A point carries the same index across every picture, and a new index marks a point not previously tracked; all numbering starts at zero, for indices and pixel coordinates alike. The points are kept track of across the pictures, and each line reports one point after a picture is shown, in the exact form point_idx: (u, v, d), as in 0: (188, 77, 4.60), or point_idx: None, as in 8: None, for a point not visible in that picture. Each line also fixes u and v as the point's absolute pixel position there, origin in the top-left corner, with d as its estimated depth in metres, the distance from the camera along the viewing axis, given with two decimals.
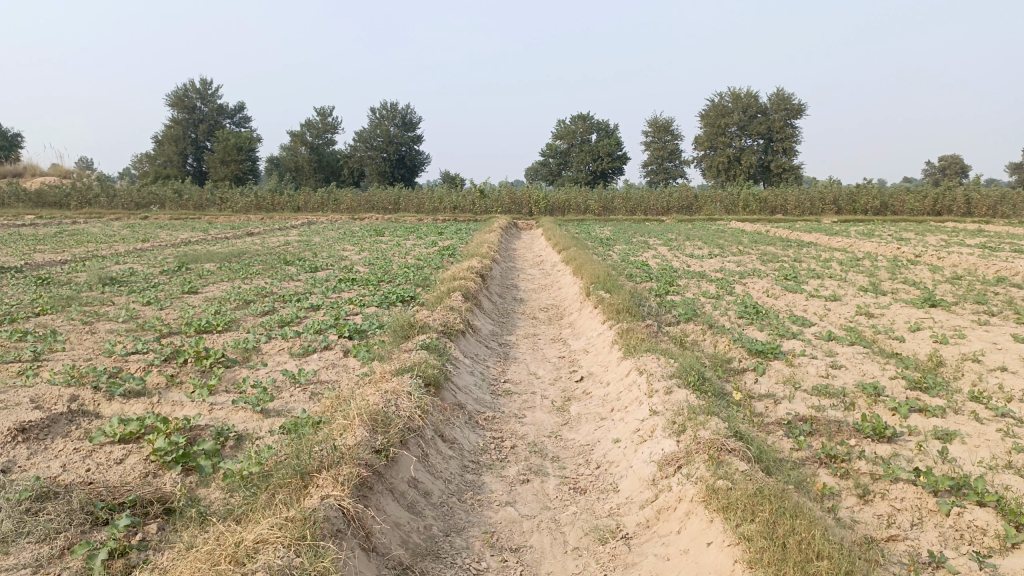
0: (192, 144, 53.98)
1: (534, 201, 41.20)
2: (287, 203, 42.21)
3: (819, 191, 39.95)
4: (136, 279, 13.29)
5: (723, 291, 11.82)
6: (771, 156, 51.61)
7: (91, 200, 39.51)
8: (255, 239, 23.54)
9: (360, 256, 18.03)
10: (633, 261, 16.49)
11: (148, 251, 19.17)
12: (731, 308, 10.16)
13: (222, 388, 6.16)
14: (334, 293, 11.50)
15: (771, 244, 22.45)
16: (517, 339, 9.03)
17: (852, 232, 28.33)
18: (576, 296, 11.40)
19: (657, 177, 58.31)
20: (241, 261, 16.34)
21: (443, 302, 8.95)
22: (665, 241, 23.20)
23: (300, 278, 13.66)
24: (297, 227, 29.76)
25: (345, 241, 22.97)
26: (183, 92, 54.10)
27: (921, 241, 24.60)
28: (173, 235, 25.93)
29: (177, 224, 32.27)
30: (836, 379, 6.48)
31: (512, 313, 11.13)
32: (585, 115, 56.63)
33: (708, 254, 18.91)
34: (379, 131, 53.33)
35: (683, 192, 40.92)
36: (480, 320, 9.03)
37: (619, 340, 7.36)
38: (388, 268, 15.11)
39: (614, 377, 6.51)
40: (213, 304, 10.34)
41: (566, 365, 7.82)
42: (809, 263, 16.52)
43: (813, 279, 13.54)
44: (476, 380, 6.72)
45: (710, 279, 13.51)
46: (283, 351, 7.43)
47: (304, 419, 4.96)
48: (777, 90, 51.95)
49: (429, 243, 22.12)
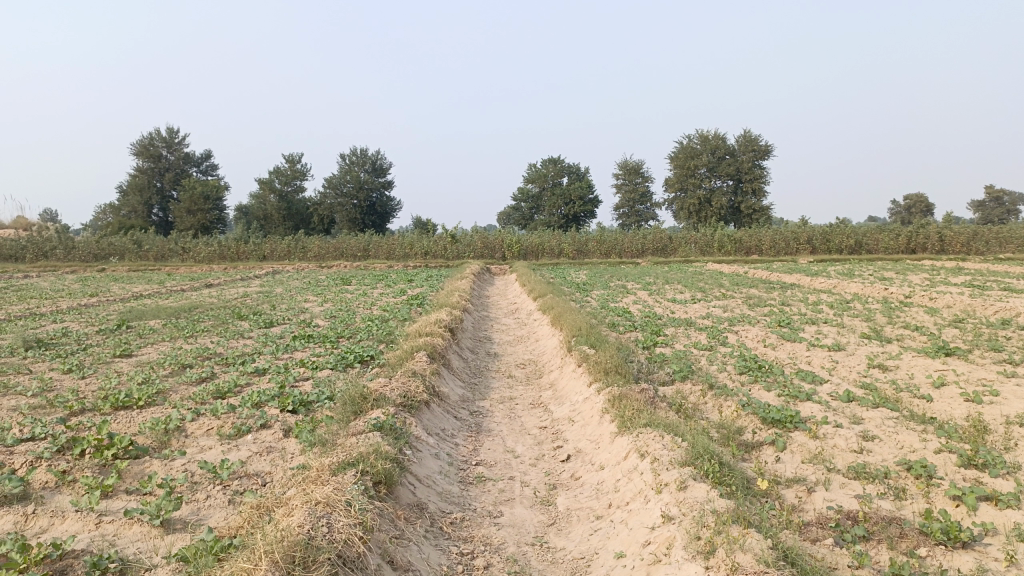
0: (157, 193, 52.51)
1: (506, 245, 40.29)
2: (252, 252, 40.86)
3: (793, 230, 39.54)
4: (66, 341, 11.93)
5: (715, 341, 10.78)
6: (741, 197, 51.51)
7: (47, 252, 37.81)
8: (211, 292, 22.14)
9: (322, 308, 16.78)
10: (614, 308, 15.44)
11: (92, 308, 17.71)
12: (729, 362, 9.12)
13: (122, 489, 4.93)
14: (286, 352, 10.28)
15: (754, 286, 21.63)
16: (490, 406, 7.84)
17: (831, 272, 27.69)
18: (556, 350, 10.29)
19: (629, 220, 57.92)
20: (190, 317, 15.00)
21: (405, 365, 7.78)
22: (643, 285, 22.27)
23: (251, 335, 12.37)
24: (259, 278, 28.40)
25: (308, 291, 21.69)
26: (148, 140, 52.77)
27: (903, 280, 23.95)
28: (126, 288, 24.46)
29: (135, 276, 30.69)
30: (873, 457, 5.42)
31: (485, 371, 9.97)
32: (556, 159, 56.28)
33: (691, 298, 17.94)
34: (349, 177, 52.48)
35: (657, 233, 40.31)
36: (448, 385, 7.86)
37: (612, 410, 6.24)
38: (350, 321, 13.90)
39: (609, 459, 5.37)
40: (143, 370, 9.05)
41: (549, 438, 6.65)
42: (798, 306, 15.61)
43: (809, 324, 12.59)
44: (442, 467, 5.53)
45: (699, 326, 12.49)
46: (210, 434, 6.20)
47: (211, 539, 3.75)
48: (745, 132, 52.14)
49: (397, 292, 20.93)
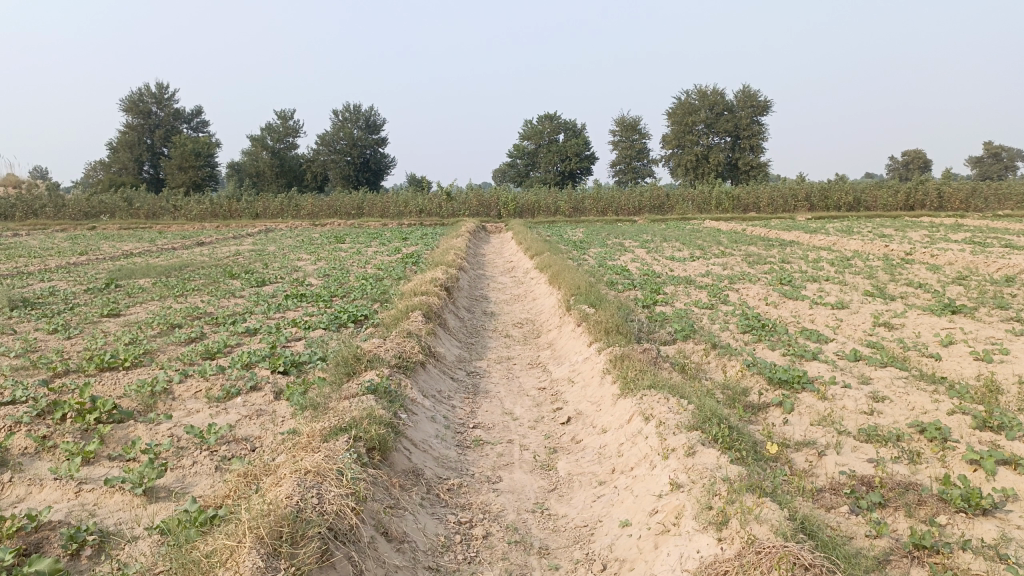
0: (148, 150, 51.73)
1: (502, 202, 39.89)
2: (245, 210, 40.36)
3: (791, 187, 39.15)
4: (53, 300, 11.67)
5: (716, 299, 10.57)
6: (738, 153, 50.94)
7: (37, 210, 37.32)
8: (203, 250, 21.82)
9: (315, 267, 16.50)
10: (612, 266, 15.20)
11: (82, 266, 17.40)
12: (731, 320, 8.93)
13: (105, 455, 4.73)
14: (278, 312, 10.04)
15: (752, 243, 21.38)
16: (487, 366, 7.64)
17: (830, 229, 27.44)
18: (554, 309, 10.07)
19: (625, 177, 57.33)
20: (180, 275, 14.71)
21: (399, 325, 7.55)
22: (640, 243, 22.01)
23: (243, 294, 12.12)
24: (252, 236, 28.05)
25: (301, 250, 21.38)
26: (137, 96, 51.81)
27: (903, 237, 23.73)
28: (116, 247, 24.11)
29: (127, 234, 30.29)
30: (884, 418, 5.24)
31: (482, 330, 9.77)
32: (552, 115, 55.45)
33: (690, 256, 17.70)
34: (342, 134, 51.72)
35: (654, 191, 39.90)
36: (444, 345, 7.64)
37: (614, 371, 6.04)
38: (344, 280, 13.65)
39: (612, 423, 5.18)
40: (131, 330, 8.82)
41: (548, 400, 6.46)
42: (798, 264, 15.39)
43: (811, 282, 12.37)
44: (438, 430, 5.33)
45: (700, 285, 12.29)
46: (199, 397, 5.99)
47: (194, 510, 3.55)
48: (744, 87, 51.32)
49: (391, 250, 20.64)
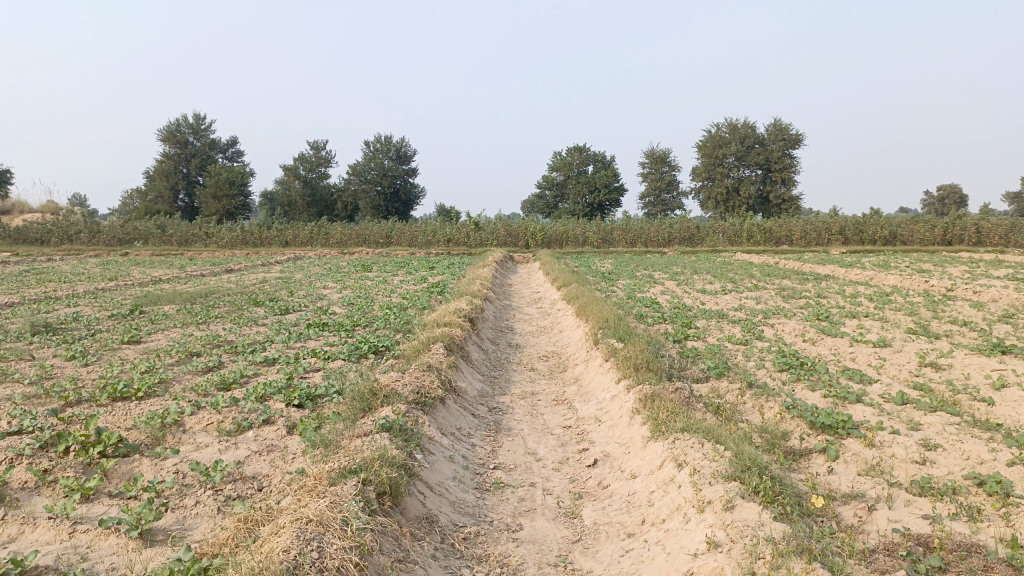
0: (184, 178, 52.61)
1: (530, 233, 39.74)
2: (275, 238, 40.67)
3: (825, 221, 38.52)
4: (77, 326, 11.61)
5: (750, 334, 10.16)
6: (769, 186, 50.42)
7: (73, 236, 37.94)
8: (230, 277, 21.85)
9: (340, 295, 16.37)
10: (641, 298, 14.85)
11: (110, 292, 17.45)
12: (766, 358, 8.53)
13: (105, 492, 4.50)
14: (299, 341, 9.84)
15: (786, 277, 20.87)
16: (510, 402, 7.33)
17: (866, 263, 26.81)
18: (581, 343, 9.76)
19: (654, 209, 57.01)
20: (205, 302, 14.63)
21: (420, 357, 7.28)
22: (670, 275, 21.61)
23: (265, 322, 11.97)
24: (280, 264, 28.12)
25: (328, 278, 21.30)
26: (175, 126, 52.88)
27: (942, 273, 23.07)
28: (146, 273, 24.25)
29: (158, 260, 30.56)
30: (938, 469, 4.83)
31: (506, 363, 9.47)
32: (581, 146, 55.48)
33: (721, 289, 17.28)
34: (373, 164, 52.18)
35: (684, 223, 39.50)
36: (466, 379, 7.35)
37: (643, 412, 5.70)
38: (368, 309, 13.46)
39: (642, 468, 4.83)
40: (149, 358, 8.65)
41: (573, 440, 6.13)
42: (835, 299, 14.89)
43: (849, 318, 11.91)
44: (456, 472, 5.02)
45: (732, 319, 11.90)
46: (210, 430, 5.76)
47: (188, 558, 3.28)
48: (775, 120, 50.96)
49: (418, 279, 20.48)
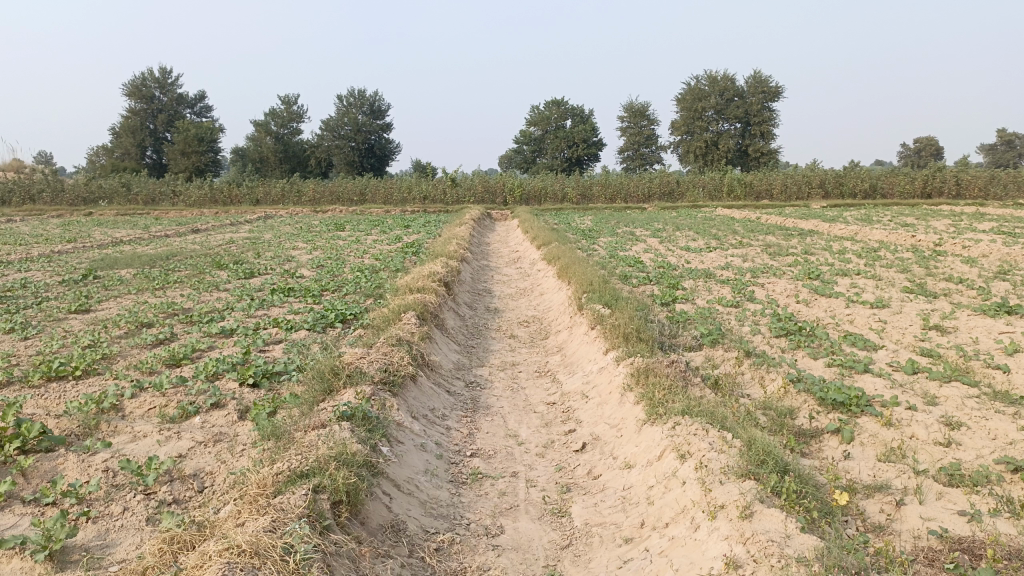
0: (151, 135, 50.85)
1: (508, 189, 38.88)
2: (245, 196, 39.48)
3: (805, 174, 38.03)
4: (22, 294, 10.81)
5: (741, 296, 9.63)
6: (748, 140, 49.79)
7: (35, 195, 36.52)
8: (196, 238, 20.94)
9: (309, 256, 15.62)
10: (624, 257, 14.29)
11: (67, 256, 16.54)
12: (761, 321, 8.00)
13: (19, 497, 3.87)
14: (260, 308, 9.16)
15: (770, 233, 20.37)
16: (489, 375, 6.74)
17: (847, 218, 26.39)
18: (563, 307, 9.17)
19: (633, 164, 56.21)
20: (165, 266, 13.83)
21: (389, 328, 6.66)
22: (652, 232, 21.03)
23: (227, 287, 11.24)
24: (249, 223, 27.16)
25: (298, 238, 20.47)
26: (140, 81, 50.95)
27: (925, 226, 22.69)
28: (107, 233, 23.22)
29: (122, 220, 29.42)
30: (966, 452, 4.33)
31: (484, 330, 8.87)
32: (559, 100, 54.32)
33: (706, 246, 16.73)
34: (346, 119, 50.77)
35: (664, 177, 38.83)
36: (440, 350, 6.74)
37: (636, 389, 5.14)
38: (337, 272, 12.74)
39: (638, 456, 4.28)
40: (94, 331, 7.95)
41: (558, 419, 5.56)
42: (823, 256, 14.39)
43: (841, 276, 11.42)
44: (427, 464, 4.43)
45: (720, 279, 11.37)
46: (151, 417, 5.13)
47: None
48: (755, 72, 50.10)
49: (391, 239, 19.72)
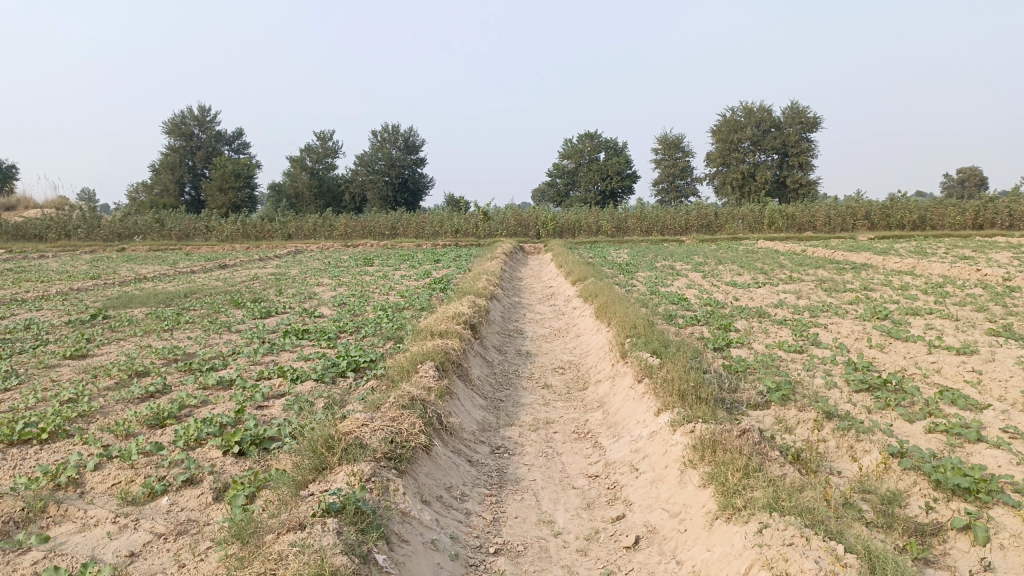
0: (189, 172, 51.25)
1: (541, 222, 38.10)
2: (277, 231, 39.22)
3: (849, 205, 36.62)
4: (23, 335, 10.14)
5: (804, 339, 8.56)
6: (786, 171, 48.52)
7: (71, 231, 36.67)
8: (222, 274, 20.38)
9: (333, 294, 14.86)
10: (666, 294, 13.28)
11: (87, 293, 16.04)
12: (835, 372, 6.92)
13: None
14: (268, 353, 8.33)
15: (821, 266, 19.16)
16: (519, 438, 5.77)
17: (899, 250, 24.96)
18: (604, 353, 8.18)
19: (668, 196, 55.21)
20: (181, 305, 13.13)
21: (405, 382, 5.74)
22: (693, 266, 19.97)
23: (240, 329, 10.47)
24: (278, 259, 26.61)
25: (324, 273, 19.83)
26: (179, 119, 51.56)
27: (987, 259, 21.24)
28: (134, 270, 22.86)
29: (152, 256, 29.17)
30: None
31: (515, 378, 7.92)
32: (593, 132, 53.71)
33: (753, 282, 15.62)
34: (380, 154, 50.67)
35: (701, 209, 37.73)
36: (462, 409, 5.78)
37: (701, 467, 4.14)
38: (359, 311, 11.92)
39: (714, 568, 3.27)
40: (82, 381, 7.18)
41: (603, 500, 4.56)
42: (884, 292, 13.18)
43: (912, 316, 10.25)
44: (437, 571, 3.45)
45: (776, 319, 10.30)
46: (112, 499, 4.25)
47: None
48: (791, 102, 49.02)
49: (420, 274, 18.95)
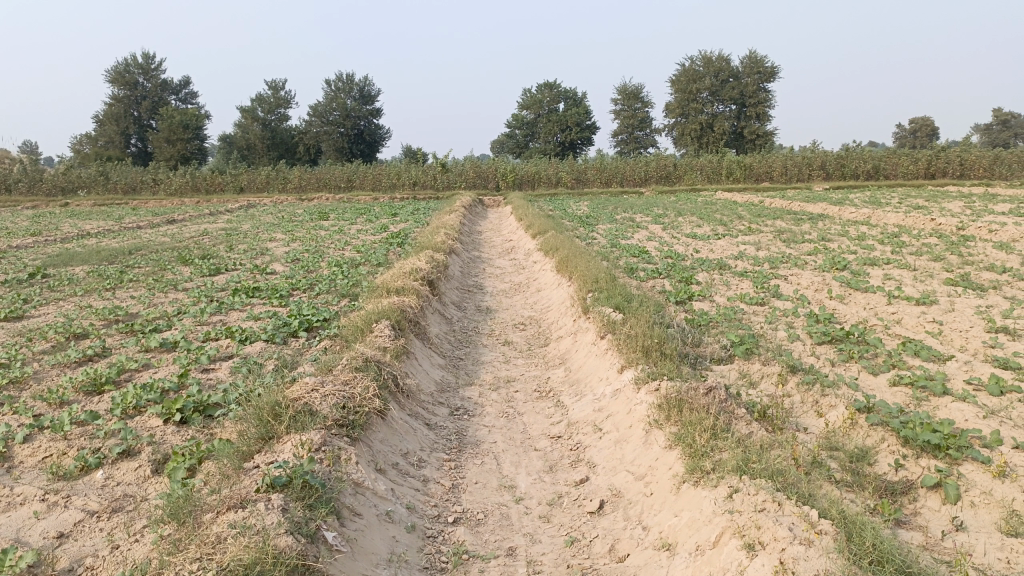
0: (135, 123, 49.30)
1: (500, 174, 37.62)
2: (229, 184, 38.06)
3: (805, 155, 36.84)
4: None
5: (765, 291, 8.50)
6: (744, 121, 48.56)
7: (11, 185, 35.08)
8: (170, 229, 19.66)
9: (286, 249, 14.40)
10: (627, 247, 13.15)
11: (25, 251, 15.28)
12: (797, 324, 6.85)
13: None
14: (217, 312, 7.98)
15: (779, 217, 19.22)
16: (479, 398, 5.59)
17: (854, 201, 25.17)
18: (565, 307, 8.01)
19: (627, 147, 54.97)
20: (125, 262, 12.58)
21: (359, 343, 5.49)
22: (653, 218, 19.86)
23: (187, 287, 10.04)
24: (230, 212, 25.84)
25: (277, 228, 19.26)
26: (122, 67, 49.29)
27: (939, 209, 21.53)
28: (77, 225, 21.93)
29: (97, 211, 28.06)
30: None
31: (474, 335, 7.72)
32: (552, 82, 52.95)
33: (713, 233, 15.58)
34: (335, 104, 49.31)
35: (661, 160, 37.61)
36: (419, 369, 5.56)
37: (667, 428, 4.00)
38: (313, 267, 11.54)
39: (682, 538, 3.14)
40: (14, 345, 6.77)
41: (565, 461, 4.41)
42: (842, 243, 13.23)
43: (871, 266, 10.27)
44: (392, 545, 3.27)
45: (736, 270, 10.23)
46: (42, 474, 3.97)
47: None
48: (749, 52, 48.81)
49: (377, 228, 18.51)
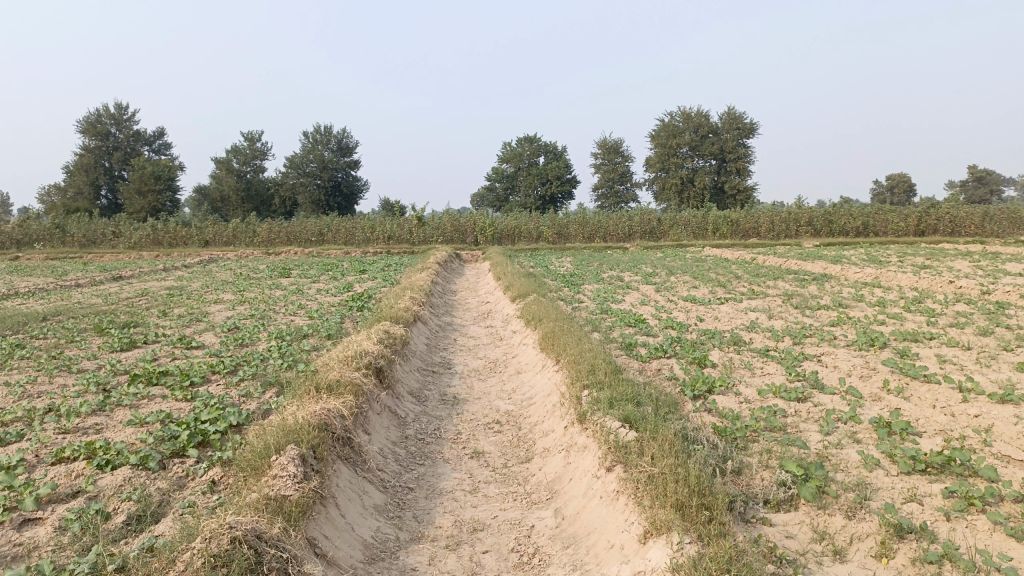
0: (105, 174, 47.48)
1: (479, 228, 36.06)
2: (194, 236, 36.15)
3: (792, 211, 35.74)
4: None
5: (803, 381, 6.75)
6: (724, 176, 47.49)
7: None
8: (113, 288, 17.66)
9: (231, 315, 12.52)
10: (620, 314, 11.43)
11: None
12: (867, 437, 5.06)
13: None
14: (97, 412, 6.08)
15: (780, 277, 17.65)
16: (427, 569, 3.73)
17: (852, 259, 23.78)
18: (553, 404, 6.20)
19: (608, 202, 53.88)
20: (32, 333, 10.59)
21: (245, 491, 3.64)
22: (642, 278, 18.18)
23: (85, 368, 8.12)
24: (188, 269, 23.91)
25: (228, 288, 17.34)
26: (95, 117, 47.54)
27: (947, 268, 20.09)
28: (12, 283, 19.85)
29: (45, 266, 25.93)
30: None
31: (433, 444, 5.86)
32: (532, 136, 52.18)
33: (713, 297, 13.93)
34: (312, 155, 47.80)
35: (645, 215, 36.34)
36: (335, 530, 3.69)
37: None
38: (251, 340, 9.69)
39: None
40: None
41: None
42: (864, 311, 11.58)
43: (913, 345, 8.58)
44: None
45: (756, 348, 8.50)
46: None
47: None
48: (729, 108, 48.19)
49: (340, 288, 16.69)
